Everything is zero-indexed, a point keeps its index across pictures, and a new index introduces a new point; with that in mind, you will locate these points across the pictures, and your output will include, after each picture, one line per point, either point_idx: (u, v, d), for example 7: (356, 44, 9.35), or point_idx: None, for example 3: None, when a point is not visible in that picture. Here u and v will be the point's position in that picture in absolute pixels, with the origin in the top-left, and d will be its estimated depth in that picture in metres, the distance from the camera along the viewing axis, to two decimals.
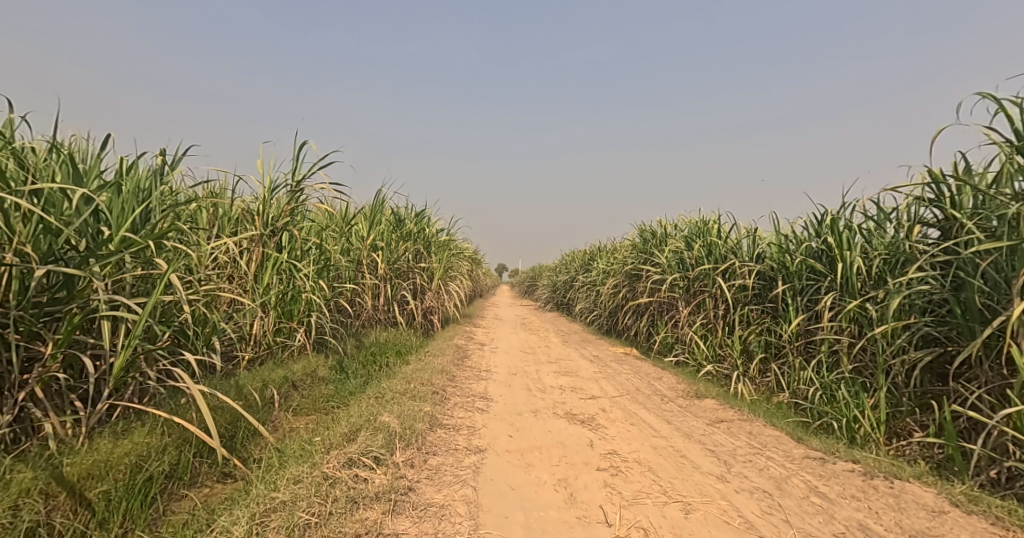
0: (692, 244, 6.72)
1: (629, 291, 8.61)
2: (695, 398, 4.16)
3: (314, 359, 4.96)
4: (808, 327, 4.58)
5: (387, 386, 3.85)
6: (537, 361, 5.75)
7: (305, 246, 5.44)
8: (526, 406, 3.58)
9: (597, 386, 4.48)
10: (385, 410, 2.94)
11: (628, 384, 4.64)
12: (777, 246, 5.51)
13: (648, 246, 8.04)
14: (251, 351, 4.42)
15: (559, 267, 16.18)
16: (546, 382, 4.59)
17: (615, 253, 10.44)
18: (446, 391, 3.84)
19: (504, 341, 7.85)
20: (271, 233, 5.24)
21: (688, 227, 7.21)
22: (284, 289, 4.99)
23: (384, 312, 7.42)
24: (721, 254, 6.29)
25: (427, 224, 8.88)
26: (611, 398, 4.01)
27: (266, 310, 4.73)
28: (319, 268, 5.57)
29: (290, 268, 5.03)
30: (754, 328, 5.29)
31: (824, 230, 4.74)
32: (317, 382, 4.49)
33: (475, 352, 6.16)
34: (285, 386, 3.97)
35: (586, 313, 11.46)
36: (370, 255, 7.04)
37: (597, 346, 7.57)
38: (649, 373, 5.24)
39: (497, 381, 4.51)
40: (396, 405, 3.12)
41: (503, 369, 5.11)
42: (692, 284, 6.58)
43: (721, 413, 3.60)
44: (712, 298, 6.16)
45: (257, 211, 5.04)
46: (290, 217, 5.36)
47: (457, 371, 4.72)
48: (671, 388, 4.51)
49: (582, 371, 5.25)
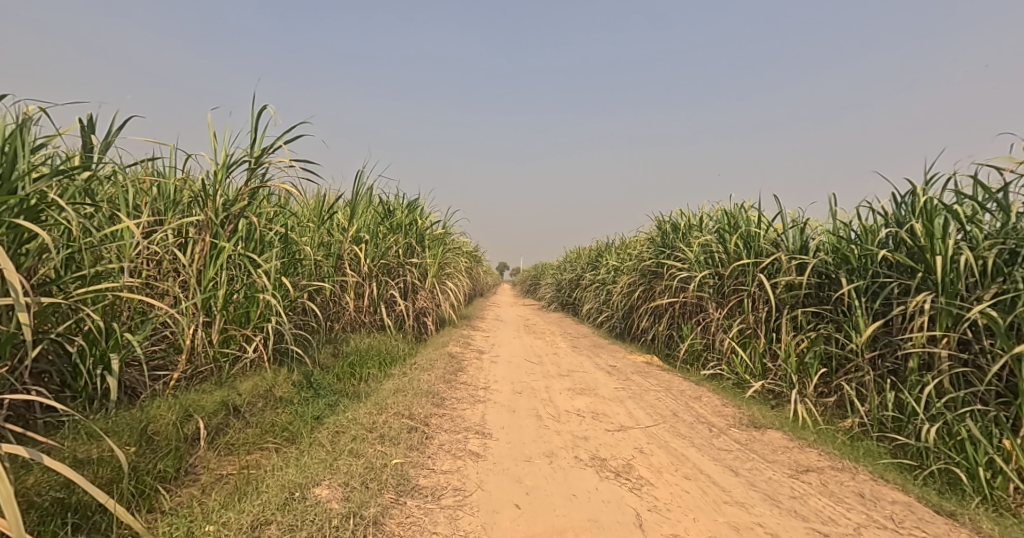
0: (725, 237, 5.82)
1: (646, 290, 7.70)
2: (752, 428, 3.24)
3: (273, 374, 4.04)
4: (891, 339, 3.70)
5: (353, 419, 2.93)
6: (545, 374, 4.83)
7: (267, 236, 4.56)
8: (537, 447, 2.66)
9: (623, 411, 3.56)
10: (330, 471, 2.07)
11: (661, 408, 3.72)
12: (835, 239, 4.61)
13: (670, 240, 7.12)
14: (189, 367, 3.53)
15: (563, 266, 15.32)
16: (559, 404, 3.68)
17: (628, 248, 9.53)
18: (430, 423, 2.92)
19: (506, 347, 6.93)
20: (226, 221, 4.34)
21: (718, 217, 6.30)
22: (238, 288, 4.10)
23: (370, 315, 6.50)
24: (762, 247, 5.37)
25: (421, 216, 7.97)
26: (645, 432, 3.10)
27: (213, 314, 3.82)
28: (286, 262, 4.67)
29: (245, 263, 4.13)
30: (810, 335, 4.37)
31: (903, 216, 3.88)
32: (274, 406, 3.59)
33: (472, 362, 5.26)
34: (224, 414, 3.07)
35: (595, 315, 10.58)
36: (352, 248, 6.16)
37: (611, 354, 6.66)
38: (683, 390, 4.32)
39: (498, 404, 3.59)
40: (352, 460, 2.23)
41: (506, 386, 4.20)
42: (725, 283, 5.69)
43: (799, 455, 2.67)
44: (752, 299, 5.24)
45: (204, 194, 4.18)
46: (249, 201, 4.47)
47: (449, 390, 3.81)
48: (717, 413, 3.58)
49: (601, 388, 4.33)
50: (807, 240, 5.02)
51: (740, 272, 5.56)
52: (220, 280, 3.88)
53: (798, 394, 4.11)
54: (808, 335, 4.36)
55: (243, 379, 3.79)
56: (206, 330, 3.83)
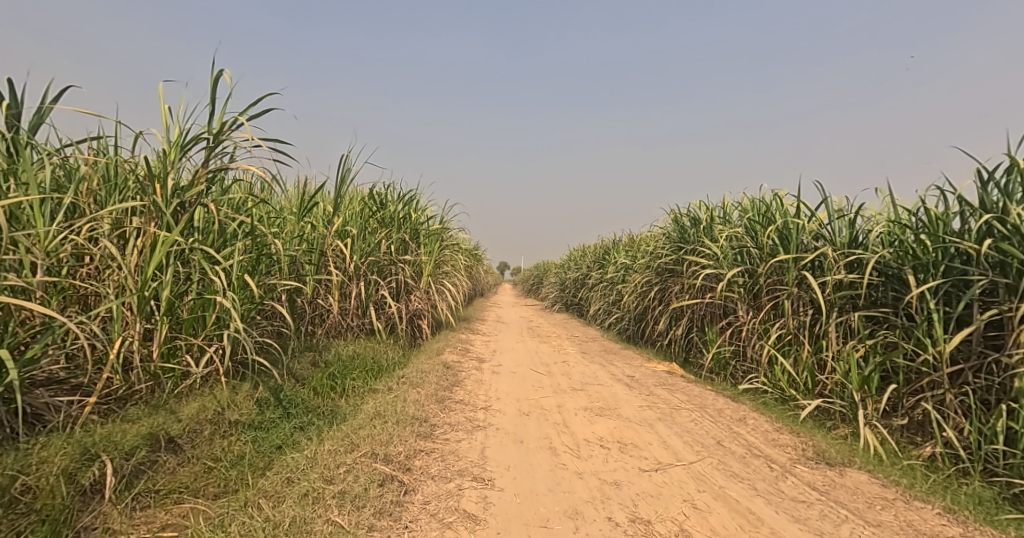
0: (758, 231, 5.16)
1: (662, 290, 7.05)
2: (824, 465, 2.56)
3: (231, 392, 3.36)
4: (987, 352, 3.02)
5: (312, 459, 2.25)
6: (556, 389, 4.15)
7: (230, 226, 3.89)
8: (555, 504, 2.00)
9: (657, 441, 2.89)
10: None
11: (700, 436, 3.05)
12: (896, 228, 3.94)
13: (690, 234, 6.45)
14: (117, 386, 2.86)
15: (566, 265, 14.68)
16: (577, 431, 3.00)
17: (640, 244, 8.88)
18: (413, 466, 2.24)
19: (509, 353, 6.26)
20: (179, 210, 3.67)
21: (746, 208, 5.64)
22: (188, 288, 3.43)
23: (358, 318, 5.84)
24: (802, 241, 4.71)
25: (417, 209, 7.31)
26: (692, 473, 2.43)
27: (154, 321, 3.15)
28: (257, 257, 4.02)
29: (199, 258, 3.45)
30: (870, 343, 3.69)
31: (997, 203, 3.20)
32: (226, 434, 2.91)
33: (472, 372, 4.58)
34: (151, 448, 2.41)
35: (603, 317, 9.93)
36: (337, 244, 5.55)
37: (627, 362, 5.99)
38: (722, 409, 3.64)
39: (502, 432, 2.91)
40: None
41: (511, 405, 3.52)
42: (759, 284, 5.04)
43: (908, 514, 2.02)
44: (793, 300, 4.57)
45: (150, 177, 3.52)
46: (207, 185, 3.80)
47: (442, 413, 3.14)
48: (773, 443, 2.90)
49: (623, 407, 3.65)
50: (859, 233, 4.36)
51: (778, 270, 4.91)
52: (164, 279, 3.21)
53: (860, 415, 3.44)
54: (868, 343, 3.70)
55: (191, 398, 3.10)
56: (147, 339, 3.16)
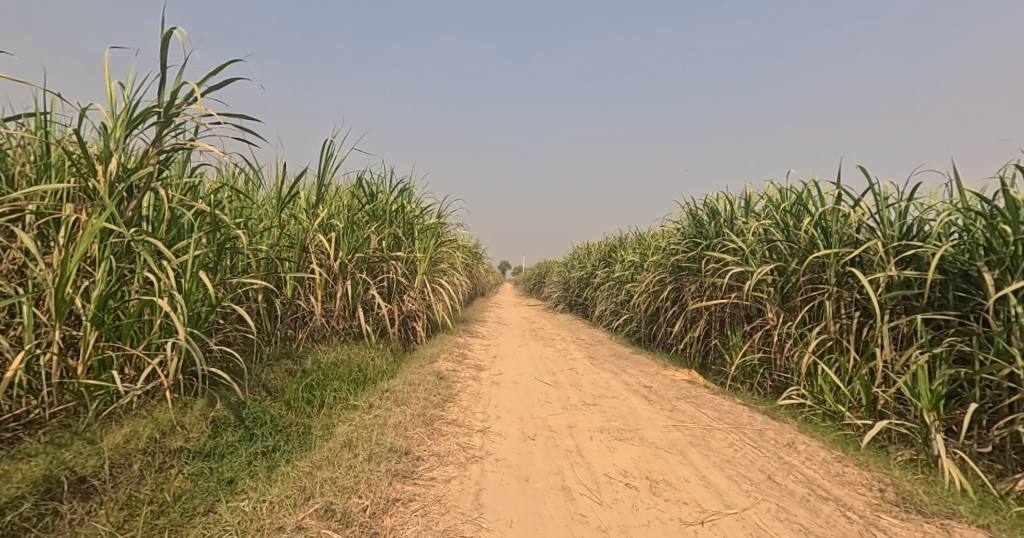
0: (790, 223, 4.61)
1: (676, 290, 6.49)
2: (917, 513, 2.02)
3: (179, 412, 2.81)
4: None
5: (249, 512, 1.73)
6: (566, 404, 3.59)
7: (184, 216, 3.34)
8: None
9: (695, 477, 2.35)
10: None
11: (745, 468, 2.49)
12: (964, 217, 3.37)
13: (710, 229, 5.90)
14: (27, 408, 2.33)
15: (570, 263, 14.16)
16: (595, 464, 2.45)
17: (651, 240, 8.31)
18: (383, 529, 1.74)
19: (511, 359, 5.72)
20: (124, 195, 3.12)
21: (774, 199, 5.08)
22: (129, 288, 2.89)
23: (344, 321, 5.30)
24: (842, 233, 4.17)
25: (410, 202, 6.77)
26: (750, 527, 1.89)
27: (80, 328, 2.60)
28: (220, 251, 3.48)
29: (142, 252, 2.90)
30: (937, 352, 3.14)
31: None
32: (163, 467, 2.40)
33: (468, 383, 4.03)
34: (48, 495, 1.98)
35: (611, 318, 9.39)
36: (320, 238, 5.01)
37: (640, 369, 5.44)
38: (762, 431, 3.08)
39: (503, 466, 2.37)
40: None
41: (514, 428, 2.97)
42: (791, 284, 4.51)
43: None
44: (833, 300, 4.04)
45: (87, 156, 2.97)
46: (158, 167, 3.24)
47: (429, 440, 2.58)
48: (839, 479, 2.35)
49: (645, 428, 3.09)
50: (912, 223, 3.79)
51: (817, 266, 4.37)
52: (96, 277, 2.68)
53: (931, 438, 2.89)
54: (929, 350, 3.13)
55: (124, 421, 2.55)
56: (71, 350, 2.62)
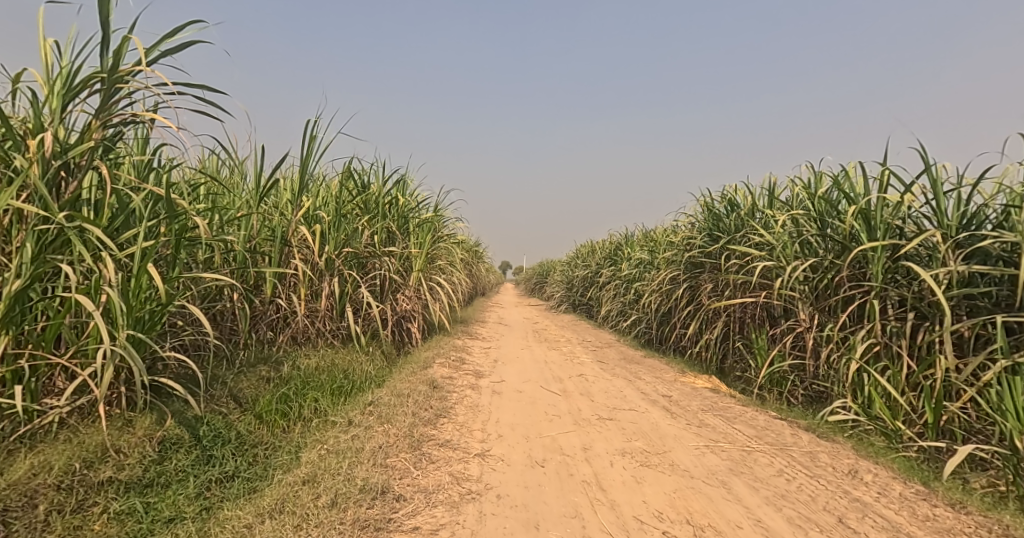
0: (827, 214, 4.12)
1: (692, 288, 6.01)
2: None
3: (117, 432, 2.33)
4: None
5: None
6: (579, 419, 3.11)
7: (133, 200, 2.84)
8: None
9: (750, 521, 1.87)
10: None
11: (807, 507, 2.01)
12: None
13: (730, 222, 5.42)
14: None
15: (574, 262, 13.67)
16: (621, 504, 1.97)
17: (662, 236, 7.82)
18: None
19: (514, 364, 5.22)
20: (60, 176, 2.65)
21: (805, 188, 4.59)
22: (58, 284, 2.41)
23: (330, 322, 4.82)
24: (889, 224, 3.68)
25: (405, 194, 6.29)
26: None
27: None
28: (178, 241, 3.00)
29: (76, 241, 2.42)
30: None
31: None
32: (82, 506, 1.94)
33: (465, 394, 3.56)
34: None
35: (619, 319, 8.90)
36: (302, 231, 4.53)
37: (656, 376, 4.96)
38: (814, 454, 2.60)
39: (506, 507, 1.90)
40: None
41: (519, 451, 2.49)
42: (829, 281, 4.02)
43: None
44: (878, 298, 3.59)
45: (12, 128, 2.49)
46: (102, 142, 2.75)
47: (415, 471, 2.11)
48: (932, 525, 1.87)
49: (674, 451, 2.61)
50: (975, 212, 3.31)
51: (858, 262, 3.88)
52: (11, 270, 2.20)
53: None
54: (1012, 358, 2.64)
55: (40, 448, 2.08)
56: None
